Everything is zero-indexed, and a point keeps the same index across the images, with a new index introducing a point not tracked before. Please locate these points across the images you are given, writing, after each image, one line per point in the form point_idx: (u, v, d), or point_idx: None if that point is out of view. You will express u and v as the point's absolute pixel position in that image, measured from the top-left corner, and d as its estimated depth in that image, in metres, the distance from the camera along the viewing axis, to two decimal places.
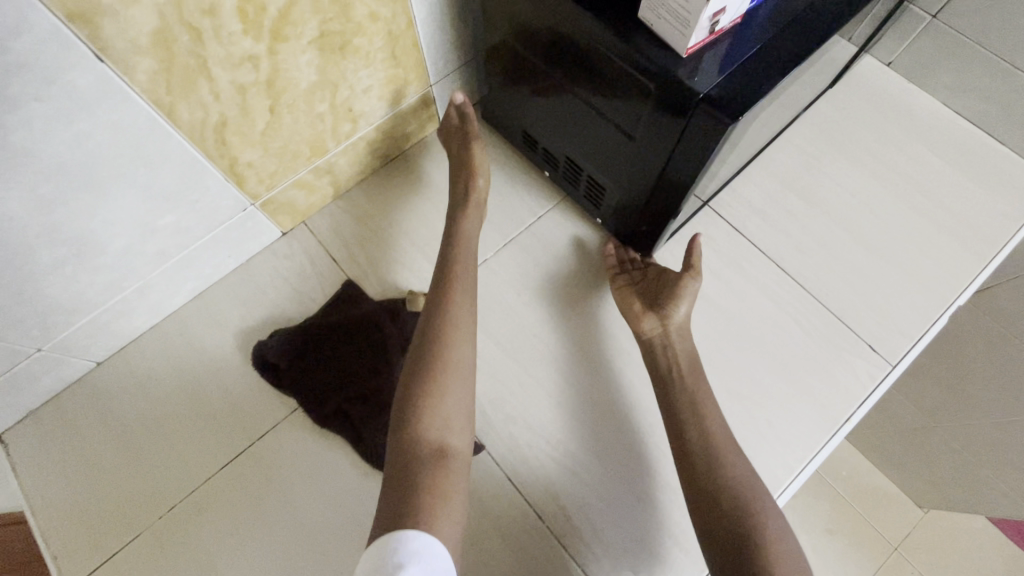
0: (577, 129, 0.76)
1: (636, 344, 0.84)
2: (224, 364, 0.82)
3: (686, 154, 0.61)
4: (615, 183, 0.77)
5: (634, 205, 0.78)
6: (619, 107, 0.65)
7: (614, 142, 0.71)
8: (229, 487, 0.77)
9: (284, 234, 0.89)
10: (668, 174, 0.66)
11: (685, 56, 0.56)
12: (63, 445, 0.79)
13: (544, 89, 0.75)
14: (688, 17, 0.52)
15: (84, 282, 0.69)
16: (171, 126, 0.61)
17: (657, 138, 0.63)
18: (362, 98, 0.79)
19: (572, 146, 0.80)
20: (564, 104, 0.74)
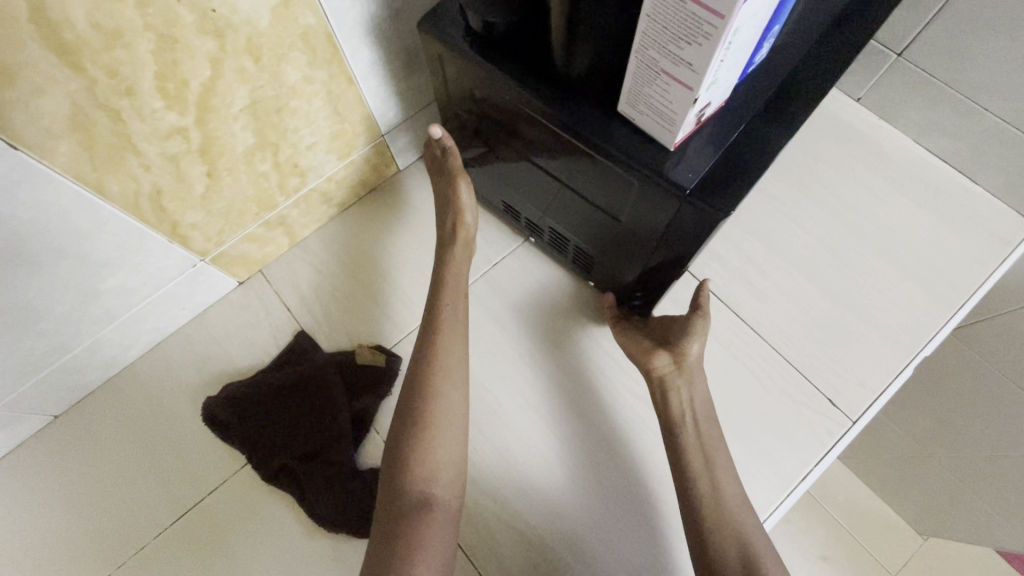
0: (533, 186, 0.72)
1: (610, 386, 0.79)
2: (178, 416, 0.83)
3: (626, 212, 0.59)
4: (595, 250, 0.72)
5: (594, 257, 0.74)
6: (560, 167, 0.62)
7: (568, 198, 0.67)
8: (177, 545, 0.77)
9: (240, 283, 0.90)
10: (618, 232, 0.64)
11: (673, 149, 0.51)
12: (18, 500, 0.80)
13: (508, 159, 0.70)
14: (674, 117, 0.47)
15: (28, 346, 0.70)
16: (101, 199, 0.62)
17: (596, 196, 0.61)
18: (307, 154, 0.79)
19: (546, 209, 0.74)
20: (515, 165, 0.70)
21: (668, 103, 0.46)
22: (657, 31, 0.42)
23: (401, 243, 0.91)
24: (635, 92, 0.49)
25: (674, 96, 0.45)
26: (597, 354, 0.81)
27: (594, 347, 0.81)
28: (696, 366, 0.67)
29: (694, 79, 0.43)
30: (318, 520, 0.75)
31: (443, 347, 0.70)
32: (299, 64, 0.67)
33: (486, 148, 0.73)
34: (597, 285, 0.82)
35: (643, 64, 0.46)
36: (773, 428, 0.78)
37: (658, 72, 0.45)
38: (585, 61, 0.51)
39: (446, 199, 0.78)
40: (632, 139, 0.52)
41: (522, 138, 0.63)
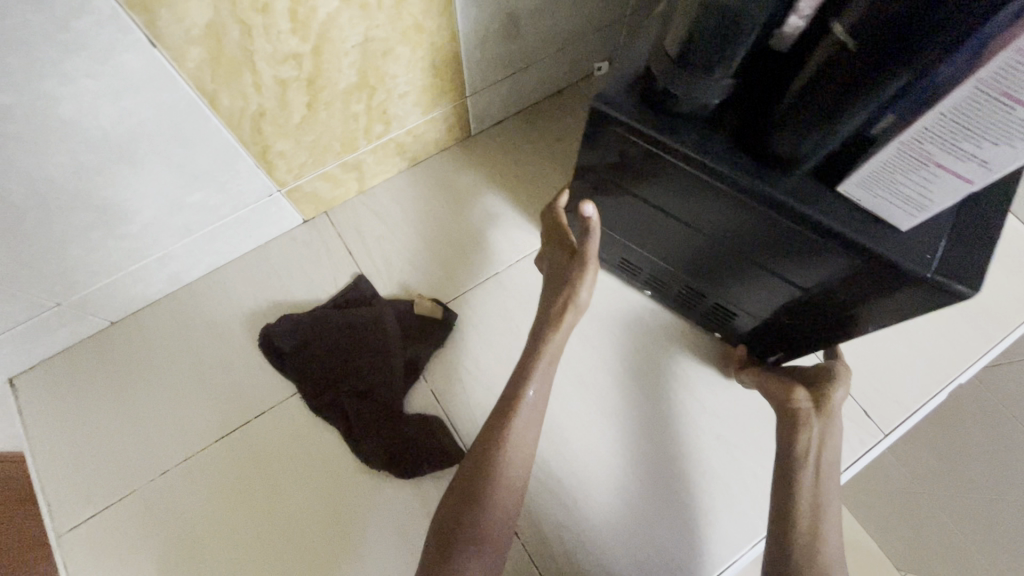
0: (653, 233, 0.71)
1: (650, 380, 0.83)
2: (231, 339, 0.85)
3: (743, 238, 0.59)
4: (723, 291, 0.72)
5: (715, 295, 0.74)
6: (693, 211, 0.61)
7: (685, 234, 0.66)
8: (218, 460, 0.78)
9: (306, 221, 0.92)
10: (724, 254, 0.65)
11: (904, 230, 0.50)
12: (68, 396, 0.82)
13: (644, 210, 0.67)
14: (928, 203, 0.46)
15: (109, 246, 0.72)
16: (211, 112, 0.63)
17: (714, 228, 0.61)
18: (397, 102, 0.80)
19: (669, 256, 0.73)
20: (646, 214, 0.68)
21: (929, 190, 0.45)
22: (952, 127, 0.41)
23: (468, 207, 0.94)
24: (876, 174, 0.47)
25: (940, 187, 0.44)
26: (659, 351, 0.85)
27: (655, 342, 0.85)
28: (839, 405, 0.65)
29: (980, 175, 0.42)
30: (361, 456, 0.77)
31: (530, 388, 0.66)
32: (415, 11, 0.68)
33: (615, 201, 0.69)
34: (722, 330, 0.82)
35: (908, 152, 0.44)
36: None
37: (930, 164, 0.44)
38: (808, 143, 0.49)
39: (562, 272, 0.72)
40: (840, 208, 0.51)
41: (686, 200, 0.60)
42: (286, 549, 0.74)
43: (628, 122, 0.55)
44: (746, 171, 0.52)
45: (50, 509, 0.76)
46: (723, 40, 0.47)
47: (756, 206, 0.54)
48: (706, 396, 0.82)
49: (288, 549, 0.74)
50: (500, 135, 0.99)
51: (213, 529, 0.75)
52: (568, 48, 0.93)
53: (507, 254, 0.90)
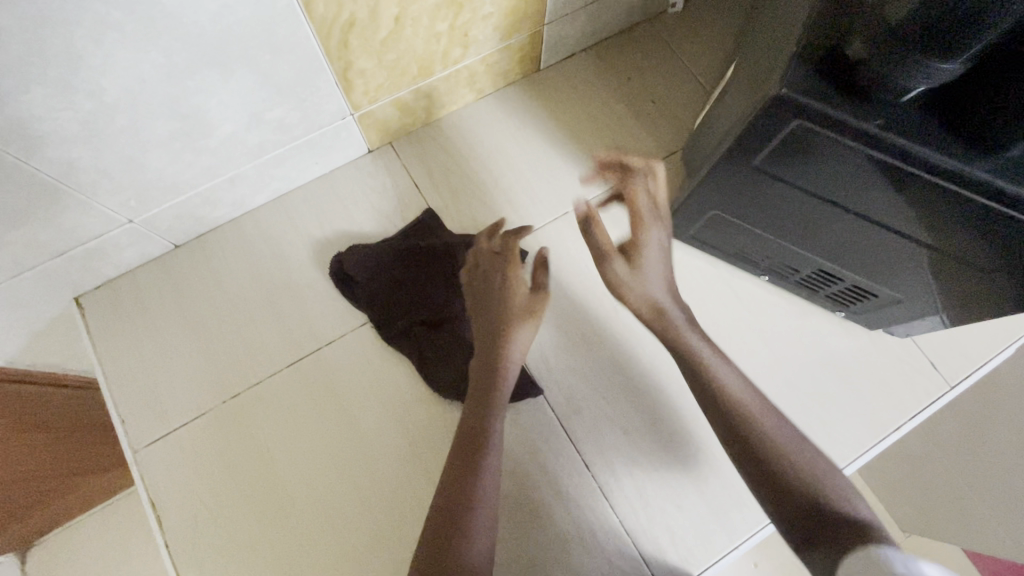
0: (766, 208, 0.67)
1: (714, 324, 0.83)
2: (298, 266, 0.83)
3: (879, 204, 0.57)
4: (835, 260, 0.70)
5: (837, 267, 0.71)
6: (827, 182, 0.57)
7: (796, 202, 0.63)
8: (291, 385, 0.78)
9: (371, 151, 0.89)
10: (836, 219, 0.62)
11: None
12: (136, 317, 0.81)
13: (781, 192, 0.62)
14: None
15: (186, 161, 0.69)
16: (304, 17, 0.60)
17: (843, 197, 0.58)
18: (479, 24, 0.77)
19: (793, 235, 0.69)
20: (752, 184, 0.64)
21: None
22: None
23: (537, 144, 0.91)
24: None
25: None
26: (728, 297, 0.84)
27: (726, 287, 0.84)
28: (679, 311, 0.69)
29: None
30: (434, 387, 0.77)
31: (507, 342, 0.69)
32: None
33: (747, 184, 0.64)
34: (833, 299, 0.79)
35: None
36: (876, 385, 0.81)
37: None
38: None
39: (509, 313, 0.71)
40: None
41: (856, 186, 0.56)
42: (362, 474, 0.75)
43: (821, 110, 0.50)
44: (956, 159, 0.48)
45: (124, 425, 0.76)
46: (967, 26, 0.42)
47: (953, 193, 0.50)
48: (779, 345, 0.82)
49: (363, 474, 0.75)
50: (570, 70, 0.95)
51: (286, 452, 0.75)
52: None
53: (577, 194, 0.88)
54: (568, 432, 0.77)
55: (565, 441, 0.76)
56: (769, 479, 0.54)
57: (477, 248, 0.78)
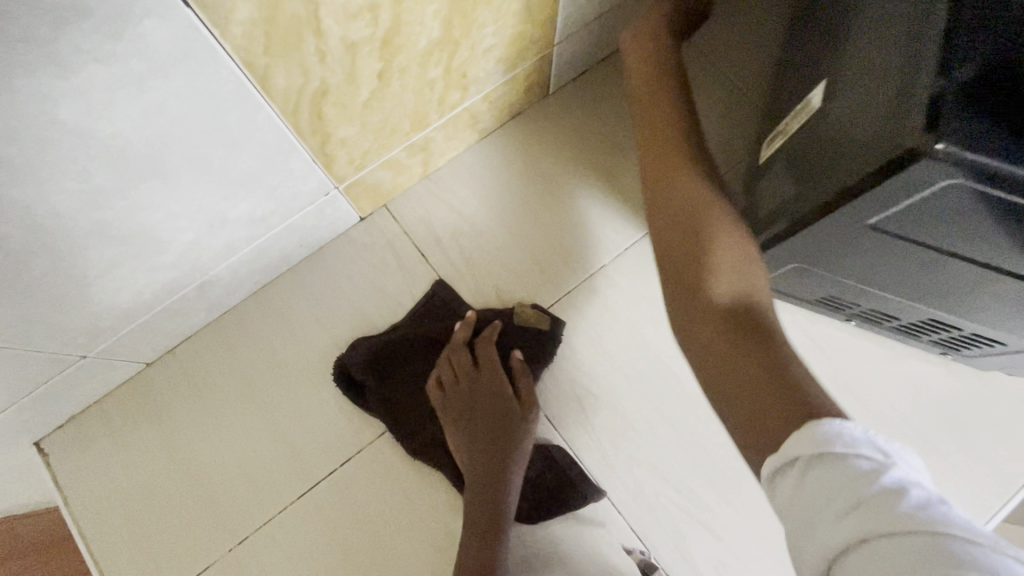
0: (877, 267, 0.53)
1: None
2: (295, 373, 0.70)
3: None
4: (957, 315, 0.57)
5: (957, 321, 0.58)
6: (987, 247, 0.43)
7: (928, 267, 0.49)
8: (307, 521, 0.65)
9: (363, 219, 0.75)
10: (985, 282, 0.48)
11: None
12: (111, 458, 0.68)
13: (900, 253, 0.49)
14: None
15: (140, 282, 0.56)
16: (262, 96, 0.46)
17: (1005, 262, 0.44)
18: (479, 61, 0.62)
19: (907, 289, 0.55)
20: (866, 245, 0.50)
21: None
22: None
23: (557, 185, 0.77)
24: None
25: None
26: (806, 347, 0.71)
27: (801, 334, 0.71)
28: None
29: None
30: None
31: (496, 454, 0.63)
32: None
33: (854, 242, 0.50)
34: (939, 346, 0.66)
35: None
36: (996, 437, 0.68)
37: None
38: None
39: (500, 417, 0.65)
40: None
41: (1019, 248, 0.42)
42: None
43: (990, 167, 0.37)
44: None
45: None
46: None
47: None
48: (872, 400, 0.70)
49: None
50: (584, 91, 0.80)
51: None
52: None
53: (613, 241, 0.75)
54: (640, 539, 0.65)
55: (640, 552, 0.64)
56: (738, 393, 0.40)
57: (454, 341, 0.68)
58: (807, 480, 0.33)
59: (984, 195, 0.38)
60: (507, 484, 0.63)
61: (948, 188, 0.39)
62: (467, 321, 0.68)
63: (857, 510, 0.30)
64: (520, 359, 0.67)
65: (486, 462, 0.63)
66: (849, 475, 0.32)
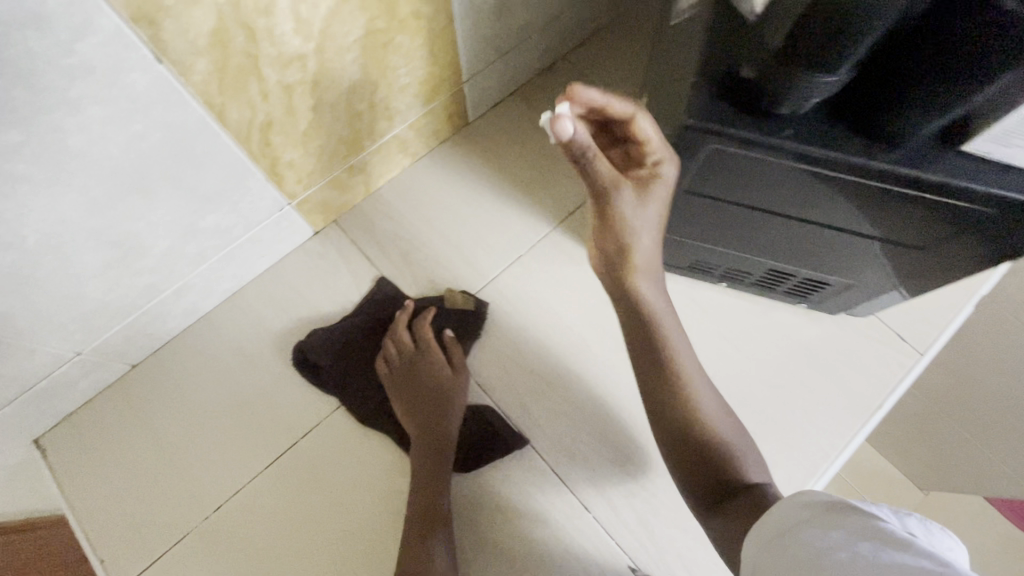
0: (707, 226, 0.69)
1: (682, 340, 0.84)
2: (261, 363, 0.82)
3: (808, 207, 0.58)
4: (782, 261, 0.72)
5: (785, 267, 0.73)
6: (758, 193, 0.59)
7: (735, 217, 0.65)
8: (274, 486, 0.76)
9: (316, 233, 0.89)
10: (777, 225, 0.64)
11: None
12: (101, 449, 0.78)
13: (713, 209, 0.64)
14: None
15: (126, 284, 0.68)
16: (220, 127, 0.60)
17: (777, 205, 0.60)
18: (398, 96, 0.78)
19: (739, 244, 0.71)
20: (691, 207, 0.66)
21: None
22: None
23: (479, 195, 0.92)
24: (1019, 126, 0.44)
25: None
26: (691, 309, 0.85)
27: (686, 299, 0.86)
28: (689, 359, 0.66)
29: None
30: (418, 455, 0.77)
31: (432, 416, 0.75)
32: None
33: (681, 206, 0.66)
34: (790, 295, 0.81)
35: None
36: (851, 368, 0.82)
37: None
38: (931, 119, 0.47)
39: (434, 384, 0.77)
40: (973, 165, 0.50)
41: (777, 193, 0.58)
42: (360, 563, 0.73)
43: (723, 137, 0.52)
44: (862, 157, 0.50)
45: (105, 565, 0.73)
46: (841, 38, 0.43)
47: (871, 186, 0.52)
48: (748, 347, 0.83)
49: (363, 563, 0.73)
50: (498, 118, 0.97)
51: (278, 556, 0.73)
52: (558, 18, 0.91)
53: (528, 236, 0.89)
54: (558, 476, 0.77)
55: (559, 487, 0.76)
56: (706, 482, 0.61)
57: (394, 327, 0.81)
58: (818, 531, 0.42)
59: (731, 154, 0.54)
60: (443, 438, 0.74)
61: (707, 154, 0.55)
62: (405, 310, 0.82)
63: (832, 554, 0.39)
64: (449, 335, 0.81)
65: (424, 420, 0.75)
66: (846, 532, 0.40)
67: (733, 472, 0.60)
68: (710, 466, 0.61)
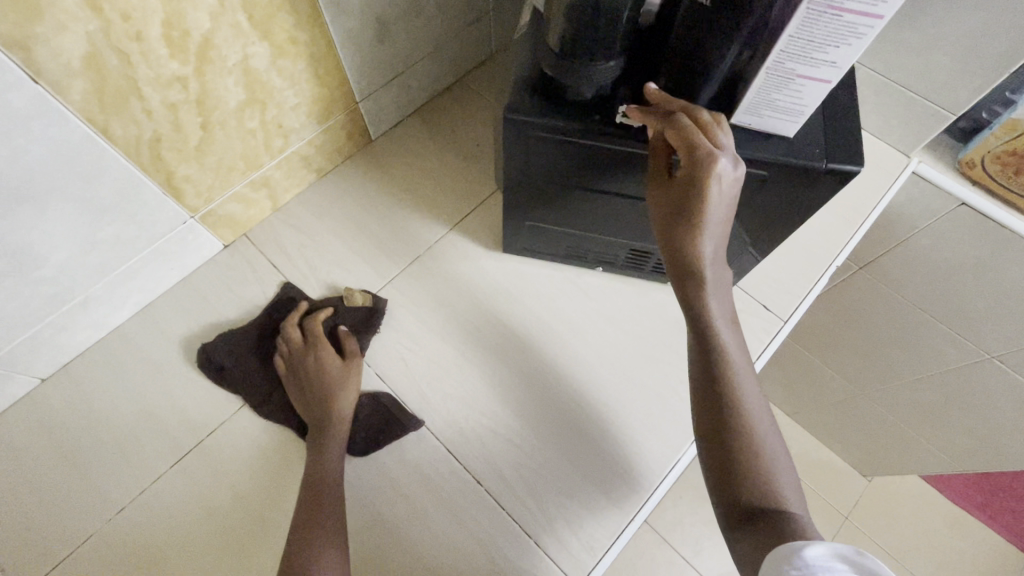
0: (564, 210, 0.78)
1: (568, 322, 0.91)
2: (170, 369, 0.86)
3: (630, 181, 0.68)
4: (637, 239, 0.81)
5: (643, 244, 0.82)
6: (589, 173, 0.68)
7: (583, 198, 0.74)
8: (178, 485, 0.79)
9: (226, 247, 0.95)
10: (617, 202, 0.73)
11: (793, 137, 0.59)
12: (6, 462, 0.80)
13: (561, 192, 0.73)
14: (803, 107, 0.55)
15: (27, 294, 0.73)
16: (106, 142, 0.67)
17: (607, 183, 0.69)
18: (290, 115, 0.86)
19: (597, 225, 0.80)
20: (545, 192, 0.75)
21: (798, 98, 0.54)
22: (803, 43, 0.49)
23: (381, 203, 1.00)
24: (758, 99, 0.55)
25: (808, 91, 0.53)
26: (577, 295, 0.93)
27: (572, 285, 0.93)
28: (743, 372, 0.60)
29: (833, 73, 0.51)
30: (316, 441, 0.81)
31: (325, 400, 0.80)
32: (286, 25, 0.75)
33: (535, 192, 0.75)
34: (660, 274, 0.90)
35: (775, 74, 0.52)
36: None
37: (795, 77, 0.52)
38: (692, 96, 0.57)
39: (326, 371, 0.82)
40: (739, 135, 0.59)
41: (601, 171, 0.67)
42: (262, 549, 0.76)
43: (536, 121, 0.61)
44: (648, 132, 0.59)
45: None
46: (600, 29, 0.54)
47: None
48: (629, 325, 0.91)
49: (264, 549, 0.76)
50: (398, 135, 1.06)
51: (182, 549, 0.76)
52: (445, 44, 1.01)
53: (427, 237, 0.97)
54: (453, 454, 0.82)
55: (454, 465, 0.81)
56: (742, 498, 0.55)
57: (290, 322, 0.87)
58: None
59: (549, 138, 0.63)
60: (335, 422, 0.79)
61: (532, 139, 0.64)
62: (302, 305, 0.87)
63: None
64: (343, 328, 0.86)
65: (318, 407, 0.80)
66: None
67: (768, 493, 0.55)
68: (747, 487, 0.55)
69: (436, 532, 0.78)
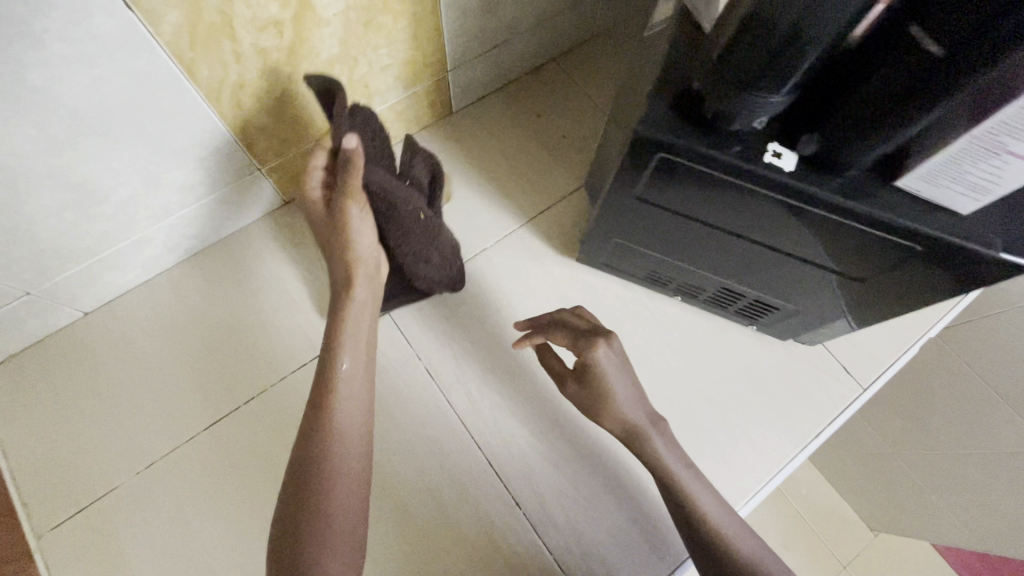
0: (662, 235, 0.71)
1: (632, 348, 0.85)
2: (215, 324, 0.82)
3: (752, 223, 0.60)
4: (732, 278, 0.74)
5: (735, 284, 0.75)
6: (707, 206, 0.61)
7: (688, 228, 0.67)
8: (210, 447, 0.76)
9: (286, 203, 0.90)
10: (726, 240, 0.66)
11: (965, 214, 0.51)
12: (41, 392, 0.78)
13: (666, 217, 0.66)
14: (993, 187, 0.46)
15: (83, 228, 0.69)
16: (190, 82, 0.61)
17: (723, 219, 0.62)
18: (378, 76, 0.79)
19: (691, 256, 0.73)
20: (647, 214, 0.67)
21: (995, 176, 0.45)
22: None
23: (451, 184, 0.93)
24: (942, 167, 0.46)
25: (1010, 172, 0.44)
26: (645, 319, 0.87)
27: (642, 308, 0.87)
28: (727, 518, 0.63)
29: None
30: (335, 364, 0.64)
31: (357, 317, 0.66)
32: None
33: (637, 211, 0.68)
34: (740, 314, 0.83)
35: (981, 144, 0.43)
36: (795, 396, 0.84)
37: (1004, 153, 0.43)
38: (863, 150, 0.49)
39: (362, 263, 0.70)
40: (902, 201, 0.52)
41: (722, 207, 0.60)
42: None
43: (670, 143, 0.54)
44: (799, 180, 0.52)
45: (28, 509, 0.72)
46: (780, 60, 0.45)
47: (807, 209, 0.54)
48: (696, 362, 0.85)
49: None
50: (480, 112, 0.98)
51: (206, 514, 0.73)
52: (548, 22, 0.92)
53: (494, 229, 0.90)
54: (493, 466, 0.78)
55: (493, 478, 0.77)
56: None
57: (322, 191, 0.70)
58: None
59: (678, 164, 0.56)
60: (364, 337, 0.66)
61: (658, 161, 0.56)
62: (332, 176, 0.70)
63: None
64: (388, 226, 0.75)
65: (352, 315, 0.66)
66: None
67: None
68: None
69: (464, 544, 0.75)
